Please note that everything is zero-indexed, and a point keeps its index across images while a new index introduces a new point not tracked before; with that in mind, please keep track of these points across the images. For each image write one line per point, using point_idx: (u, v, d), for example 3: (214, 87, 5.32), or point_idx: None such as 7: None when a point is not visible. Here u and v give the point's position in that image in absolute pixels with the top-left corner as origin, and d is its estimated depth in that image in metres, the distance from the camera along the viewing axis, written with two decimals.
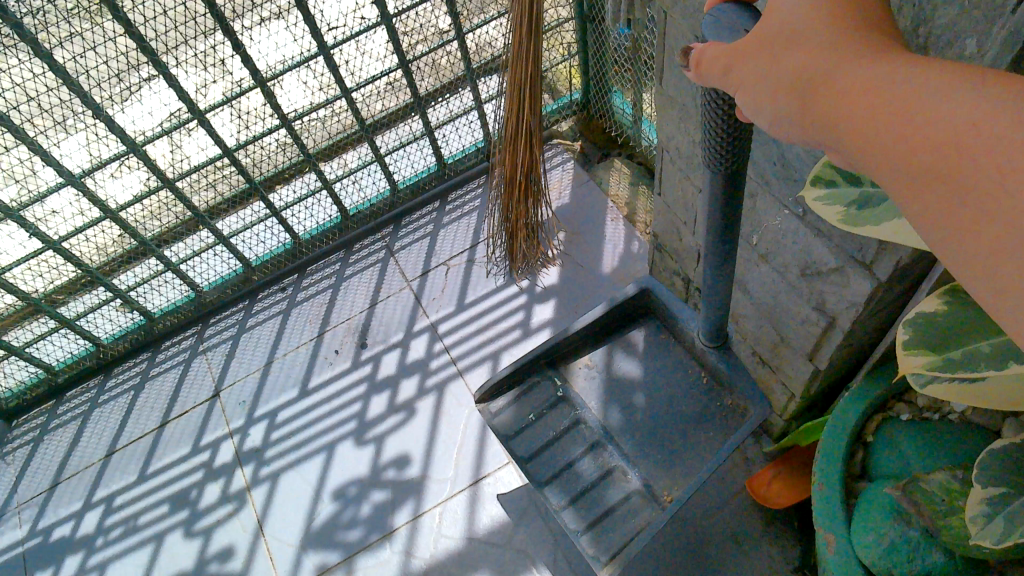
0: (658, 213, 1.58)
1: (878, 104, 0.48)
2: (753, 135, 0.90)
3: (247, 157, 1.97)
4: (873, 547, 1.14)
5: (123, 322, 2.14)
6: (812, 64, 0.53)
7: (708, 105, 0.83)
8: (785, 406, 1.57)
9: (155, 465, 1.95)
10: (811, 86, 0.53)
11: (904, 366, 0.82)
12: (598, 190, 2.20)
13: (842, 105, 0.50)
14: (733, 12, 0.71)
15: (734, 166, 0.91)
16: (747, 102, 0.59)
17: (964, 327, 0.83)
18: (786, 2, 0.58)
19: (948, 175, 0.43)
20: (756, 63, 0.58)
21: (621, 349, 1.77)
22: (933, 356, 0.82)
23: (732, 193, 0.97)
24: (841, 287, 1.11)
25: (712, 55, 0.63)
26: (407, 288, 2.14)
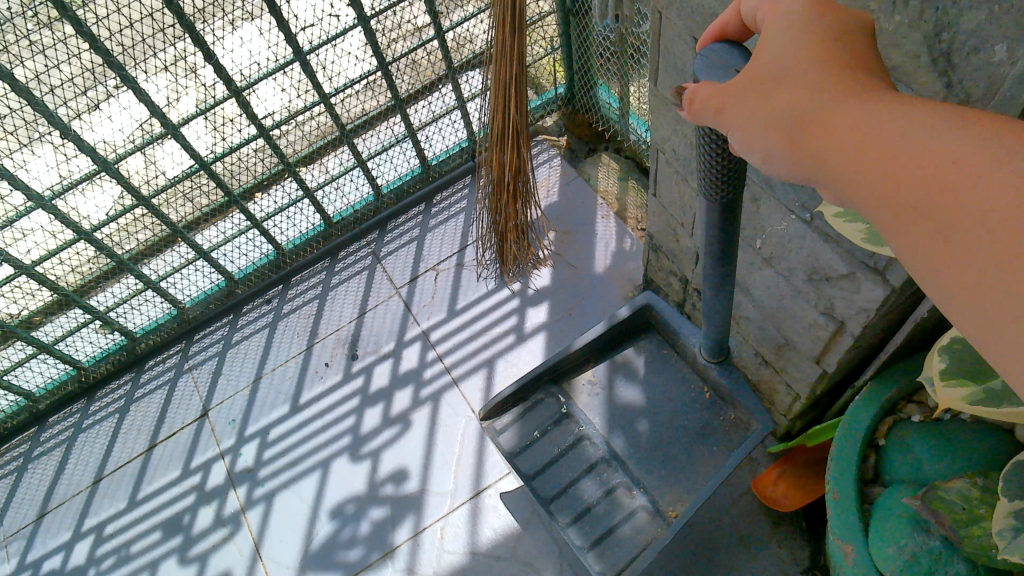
0: (654, 214, 1.53)
1: (870, 144, 0.50)
2: (747, 164, 0.86)
3: (223, 168, 1.89)
4: (894, 559, 1.10)
5: (104, 343, 2.06)
6: (803, 105, 0.55)
7: (705, 137, 0.80)
8: (790, 407, 1.54)
9: (146, 491, 1.89)
10: (805, 124, 0.55)
11: (946, 401, 0.84)
12: (587, 187, 2.15)
13: (837, 146, 0.52)
14: (728, 52, 0.72)
15: (729, 193, 0.88)
16: (741, 138, 0.60)
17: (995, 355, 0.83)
18: (775, 39, 0.60)
19: (944, 218, 0.45)
20: (748, 101, 0.59)
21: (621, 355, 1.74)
22: (971, 387, 0.83)
23: (729, 215, 0.93)
24: (851, 292, 1.07)
25: (703, 94, 0.65)
26: (396, 295, 2.08)
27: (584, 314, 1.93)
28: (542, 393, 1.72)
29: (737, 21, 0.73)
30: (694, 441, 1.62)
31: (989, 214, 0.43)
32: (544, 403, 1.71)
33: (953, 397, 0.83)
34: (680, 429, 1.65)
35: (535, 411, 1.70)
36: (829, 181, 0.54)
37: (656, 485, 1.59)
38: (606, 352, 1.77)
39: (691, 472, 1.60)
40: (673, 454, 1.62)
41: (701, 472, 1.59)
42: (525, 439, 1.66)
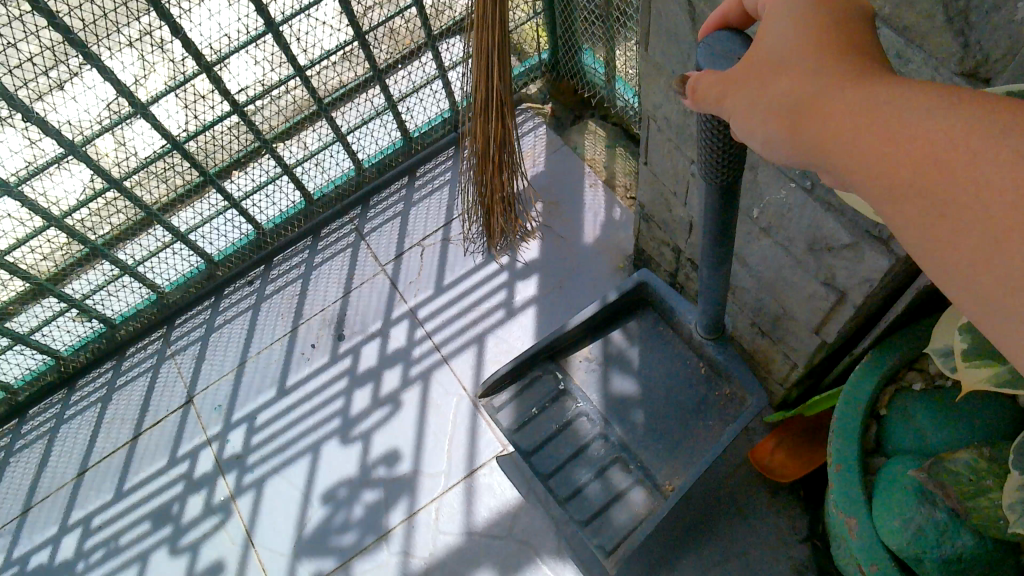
0: (644, 182, 1.48)
1: (867, 134, 0.48)
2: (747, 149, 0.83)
3: (197, 147, 1.82)
4: (902, 533, 1.08)
5: (83, 332, 2.00)
6: (803, 88, 0.52)
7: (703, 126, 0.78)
8: (787, 375, 1.51)
9: (132, 481, 1.85)
10: (805, 108, 0.52)
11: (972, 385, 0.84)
12: (574, 155, 2.09)
13: (838, 128, 0.50)
14: (730, 46, 0.69)
15: (729, 180, 0.86)
16: (742, 129, 0.58)
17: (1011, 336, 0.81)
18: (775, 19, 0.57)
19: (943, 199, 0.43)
20: (750, 88, 0.57)
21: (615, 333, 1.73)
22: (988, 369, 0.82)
23: (729, 199, 0.90)
24: (853, 263, 1.03)
25: (706, 83, 0.62)
26: (381, 273, 2.03)
27: (575, 287, 1.89)
28: (538, 368, 1.69)
29: (738, 9, 0.70)
30: (693, 418, 1.60)
31: (991, 195, 0.41)
32: (539, 381, 1.68)
33: (980, 380, 0.83)
34: (678, 405, 1.63)
35: (532, 388, 1.67)
36: (831, 167, 0.51)
37: (655, 462, 1.57)
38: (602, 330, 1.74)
39: (691, 447, 1.58)
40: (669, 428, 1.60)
41: (701, 447, 1.57)
42: (522, 415, 1.65)
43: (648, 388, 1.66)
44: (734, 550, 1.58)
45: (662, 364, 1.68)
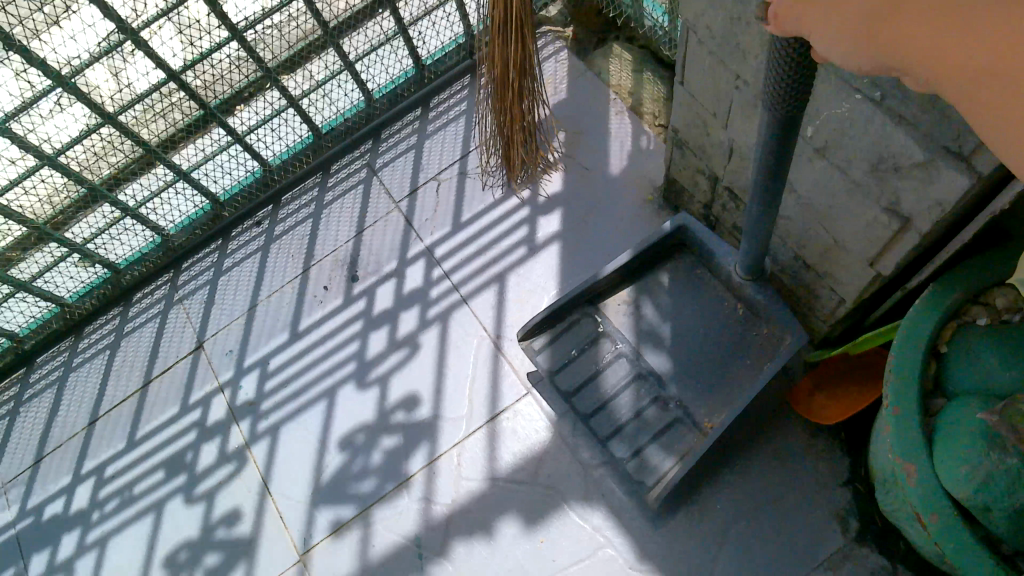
0: (680, 103, 1.35)
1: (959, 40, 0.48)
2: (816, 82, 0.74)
3: (197, 79, 1.69)
4: (967, 480, 0.99)
5: (87, 278, 1.91)
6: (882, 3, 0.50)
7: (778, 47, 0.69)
8: (832, 311, 1.40)
9: (144, 429, 1.79)
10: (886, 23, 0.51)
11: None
12: (598, 81, 1.95)
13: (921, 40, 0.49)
14: None
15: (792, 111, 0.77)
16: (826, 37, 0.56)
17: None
18: None
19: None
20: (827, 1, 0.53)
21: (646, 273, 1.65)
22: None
23: (787, 134, 0.83)
24: (924, 184, 0.92)
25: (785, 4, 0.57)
26: (395, 210, 1.93)
27: (599, 223, 1.78)
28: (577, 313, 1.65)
29: None
30: (729, 356, 1.54)
31: None
32: (579, 324, 1.65)
33: None
34: (713, 343, 1.56)
35: (566, 336, 1.64)
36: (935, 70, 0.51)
37: (693, 402, 1.53)
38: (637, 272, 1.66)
39: (729, 386, 1.52)
40: (702, 371, 1.55)
41: (740, 386, 1.51)
42: (561, 357, 1.63)
43: (682, 325, 1.60)
44: (772, 495, 1.50)
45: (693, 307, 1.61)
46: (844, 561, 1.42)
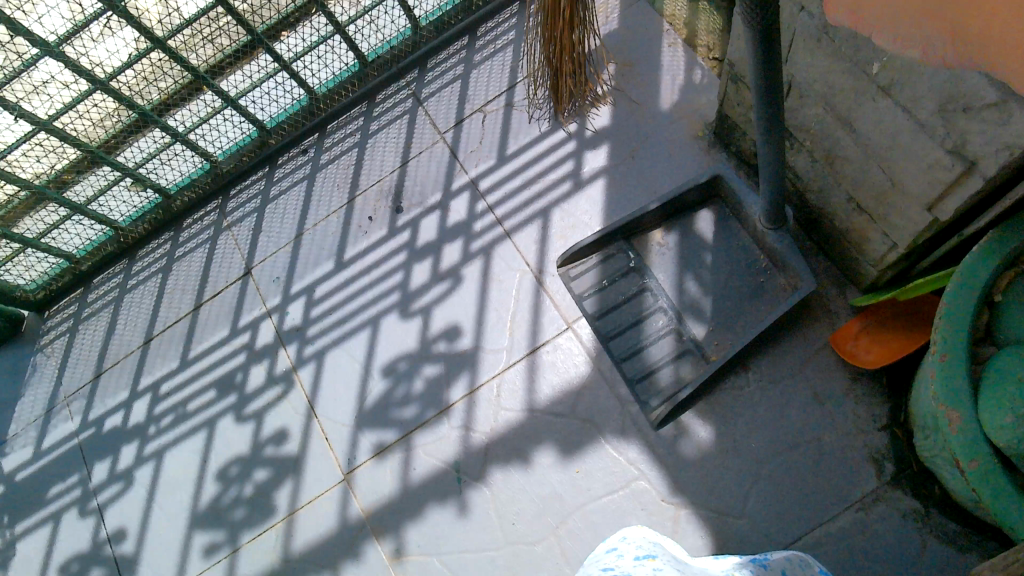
0: (738, 35, 1.30)
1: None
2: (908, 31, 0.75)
3: (244, 3, 1.68)
4: (1013, 429, 0.99)
5: (139, 202, 1.95)
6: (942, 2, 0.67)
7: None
8: (884, 256, 1.37)
9: (196, 350, 1.85)
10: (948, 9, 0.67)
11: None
12: (652, 10, 1.89)
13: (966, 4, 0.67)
14: None
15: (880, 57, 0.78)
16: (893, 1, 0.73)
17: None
18: None
19: None
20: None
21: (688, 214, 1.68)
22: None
23: None
24: (993, 125, 0.88)
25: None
26: (440, 141, 1.92)
27: (647, 158, 1.75)
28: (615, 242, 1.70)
29: None
30: (747, 298, 1.59)
31: None
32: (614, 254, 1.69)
33: None
34: (733, 284, 1.61)
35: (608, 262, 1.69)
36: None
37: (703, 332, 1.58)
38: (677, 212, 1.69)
39: (738, 324, 1.57)
40: (728, 309, 1.59)
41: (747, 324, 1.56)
42: (608, 292, 1.66)
43: (712, 264, 1.64)
44: (810, 436, 1.50)
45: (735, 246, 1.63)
46: (878, 503, 1.42)
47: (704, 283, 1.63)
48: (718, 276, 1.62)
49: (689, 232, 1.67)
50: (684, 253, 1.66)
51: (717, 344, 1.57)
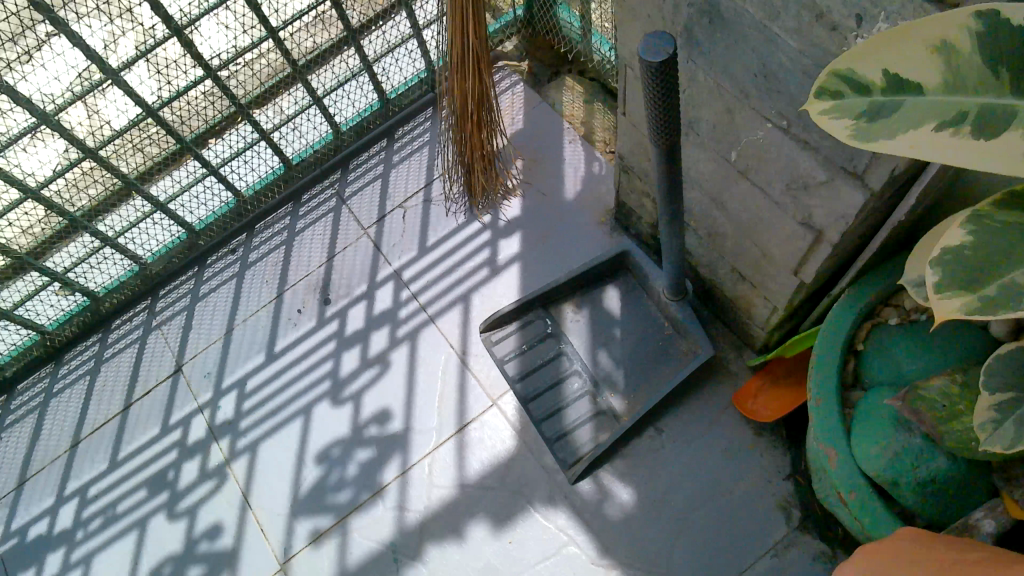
0: (624, 133, 1.49)
1: None
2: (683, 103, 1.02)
3: (172, 115, 1.79)
4: (878, 459, 1.14)
5: (67, 306, 1.97)
6: None
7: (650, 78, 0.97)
8: (768, 319, 1.54)
9: (126, 451, 1.86)
10: None
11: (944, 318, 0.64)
12: (552, 111, 2.09)
13: None
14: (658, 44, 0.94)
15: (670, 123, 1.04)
16: None
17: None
18: None
19: None
20: None
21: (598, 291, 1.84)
22: (980, 250, 0.67)
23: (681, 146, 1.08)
24: (828, 200, 1.06)
25: None
26: (364, 236, 2.04)
27: (557, 243, 1.91)
28: (531, 314, 1.82)
29: None
30: (656, 363, 1.73)
31: None
32: (533, 323, 1.82)
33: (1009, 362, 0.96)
34: (642, 352, 1.75)
35: (528, 328, 1.81)
36: None
37: (618, 397, 1.71)
38: (587, 286, 1.84)
39: (649, 387, 1.71)
40: (639, 377, 1.73)
41: (657, 386, 1.71)
42: (528, 365, 1.77)
43: (625, 334, 1.78)
44: (722, 490, 1.62)
45: (641, 318, 1.79)
46: (789, 547, 1.55)
47: (616, 354, 1.76)
48: (627, 346, 1.77)
49: (599, 308, 1.82)
50: (596, 326, 1.80)
51: (631, 409, 1.70)
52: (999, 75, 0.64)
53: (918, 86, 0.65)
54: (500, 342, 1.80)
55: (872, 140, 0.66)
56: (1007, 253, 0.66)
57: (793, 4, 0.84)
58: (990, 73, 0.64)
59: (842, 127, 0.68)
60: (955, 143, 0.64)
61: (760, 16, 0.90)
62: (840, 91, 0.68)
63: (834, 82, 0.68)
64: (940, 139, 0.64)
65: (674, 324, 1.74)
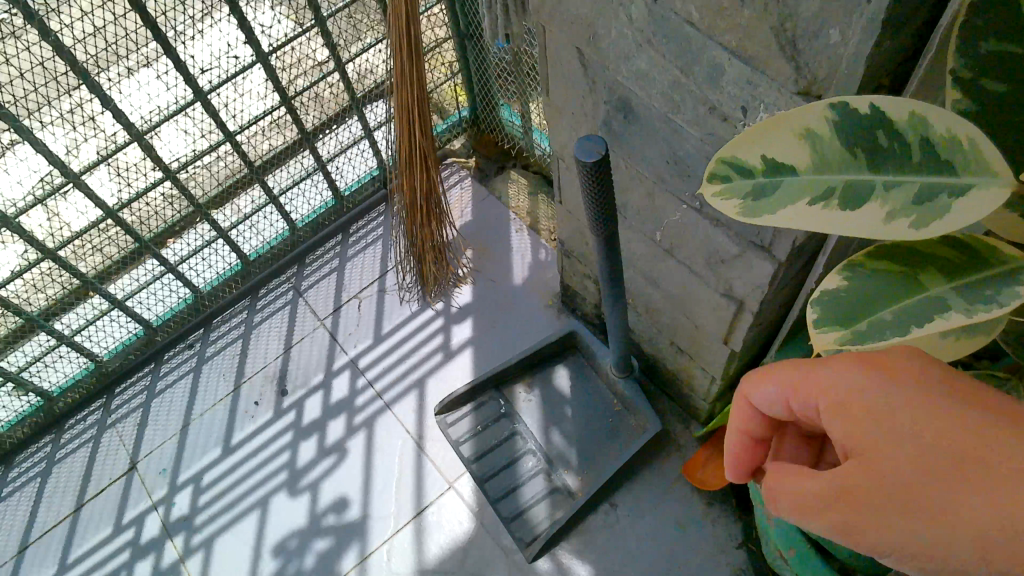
0: (562, 220, 1.61)
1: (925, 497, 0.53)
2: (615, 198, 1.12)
3: (132, 215, 1.86)
4: None
5: (19, 406, 1.96)
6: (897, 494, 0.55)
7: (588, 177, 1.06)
8: (708, 389, 1.62)
9: (76, 553, 1.82)
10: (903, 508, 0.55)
11: (821, 348, 0.77)
12: (499, 203, 2.21)
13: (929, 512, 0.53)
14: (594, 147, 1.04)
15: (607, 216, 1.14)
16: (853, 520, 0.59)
17: (945, 248, 0.77)
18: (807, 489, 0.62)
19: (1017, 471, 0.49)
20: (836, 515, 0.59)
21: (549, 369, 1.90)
22: (850, 295, 0.78)
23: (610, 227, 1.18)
24: (744, 272, 1.16)
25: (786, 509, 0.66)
26: (321, 327, 2.09)
27: (508, 326, 1.99)
28: (485, 395, 1.88)
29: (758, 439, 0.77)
30: (606, 438, 1.79)
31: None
32: (486, 404, 1.87)
33: None
34: (593, 428, 1.81)
35: (482, 409, 1.86)
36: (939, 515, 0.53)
37: (572, 473, 1.76)
38: (537, 366, 1.91)
39: (601, 462, 1.76)
40: (591, 453, 1.78)
41: (609, 461, 1.76)
42: (484, 446, 1.81)
43: (576, 412, 1.84)
44: (676, 561, 1.65)
45: (590, 395, 1.85)
46: None
47: (568, 431, 1.82)
48: (578, 423, 1.82)
49: (550, 387, 1.88)
50: (548, 405, 1.86)
51: (585, 484, 1.74)
52: (857, 155, 0.74)
53: (794, 168, 0.75)
54: (455, 424, 1.85)
55: (756, 216, 0.76)
56: (877, 301, 0.76)
57: (690, 99, 1.00)
58: (850, 154, 0.74)
59: (731, 206, 0.77)
60: (827, 216, 0.73)
61: (665, 110, 1.06)
62: (727, 176, 0.78)
63: (722, 168, 0.78)
64: (814, 213, 0.73)
65: (622, 400, 1.81)
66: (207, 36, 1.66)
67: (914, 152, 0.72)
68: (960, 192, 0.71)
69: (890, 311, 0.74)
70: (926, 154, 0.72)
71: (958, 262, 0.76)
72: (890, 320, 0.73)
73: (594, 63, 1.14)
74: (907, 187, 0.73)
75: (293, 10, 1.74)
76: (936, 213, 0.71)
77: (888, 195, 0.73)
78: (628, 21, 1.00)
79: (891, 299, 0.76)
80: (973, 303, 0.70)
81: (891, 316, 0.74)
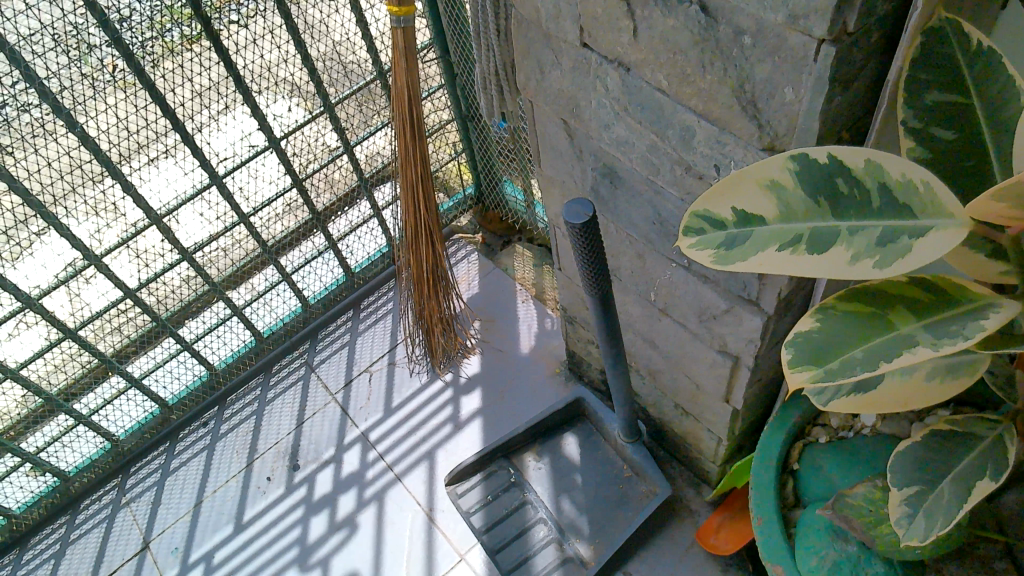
0: (563, 287, 1.66)
1: None
2: (605, 252, 1.15)
3: (150, 296, 1.93)
4: (819, 570, 1.16)
5: (35, 487, 1.99)
6: None
7: (577, 235, 1.10)
8: (715, 451, 1.61)
9: None
10: None
11: (796, 386, 0.80)
12: (505, 276, 2.27)
13: None
14: (582, 209, 1.08)
15: (600, 271, 1.17)
16: None
17: (914, 289, 0.82)
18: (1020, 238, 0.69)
19: None
20: None
21: (557, 438, 1.91)
22: (826, 336, 0.82)
23: (604, 284, 1.22)
24: (735, 326, 1.19)
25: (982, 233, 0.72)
26: (332, 401, 2.12)
27: (516, 396, 2.02)
28: (495, 464, 1.88)
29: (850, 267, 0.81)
30: (617, 505, 1.78)
31: None
32: (496, 474, 1.87)
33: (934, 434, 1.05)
34: (604, 495, 1.80)
35: (492, 478, 1.87)
36: None
37: (584, 542, 1.74)
38: (546, 435, 1.92)
39: (612, 529, 1.75)
40: (601, 521, 1.76)
41: (620, 528, 1.74)
42: (495, 516, 1.80)
43: (585, 479, 1.83)
44: None
45: (599, 462, 1.85)
46: None
47: (578, 499, 1.81)
48: (588, 491, 1.81)
49: (559, 455, 1.88)
50: (557, 473, 1.85)
51: (596, 553, 1.71)
52: (821, 203, 0.78)
53: (761, 218, 0.80)
54: (466, 496, 1.85)
55: (729, 262, 0.80)
56: (849, 341, 0.80)
57: (666, 160, 1.07)
58: (813, 203, 0.78)
59: (705, 256, 0.82)
60: (795, 259, 0.77)
61: (646, 173, 1.12)
62: (701, 228, 0.82)
63: (696, 222, 0.82)
64: (782, 257, 0.78)
65: (631, 465, 1.81)
66: (224, 126, 1.76)
67: (875, 197, 0.77)
68: (919, 233, 0.75)
69: (861, 349, 0.79)
70: (885, 198, 0.76)
71: (925, 302, 0.81)
72: (861, 357, 0.78)
73: (579, 133, 1.21)
74: (869, 231, 0.77)
75: (305, 99, 1.85)
76: (898, 253, 0.74)
77: (853, 239, 0.77)
78: (605, 92, 1.08)
79: (863, 338, 0.80)
80: (938, 338, 0.75)
81: (861, 354, 0.78)
